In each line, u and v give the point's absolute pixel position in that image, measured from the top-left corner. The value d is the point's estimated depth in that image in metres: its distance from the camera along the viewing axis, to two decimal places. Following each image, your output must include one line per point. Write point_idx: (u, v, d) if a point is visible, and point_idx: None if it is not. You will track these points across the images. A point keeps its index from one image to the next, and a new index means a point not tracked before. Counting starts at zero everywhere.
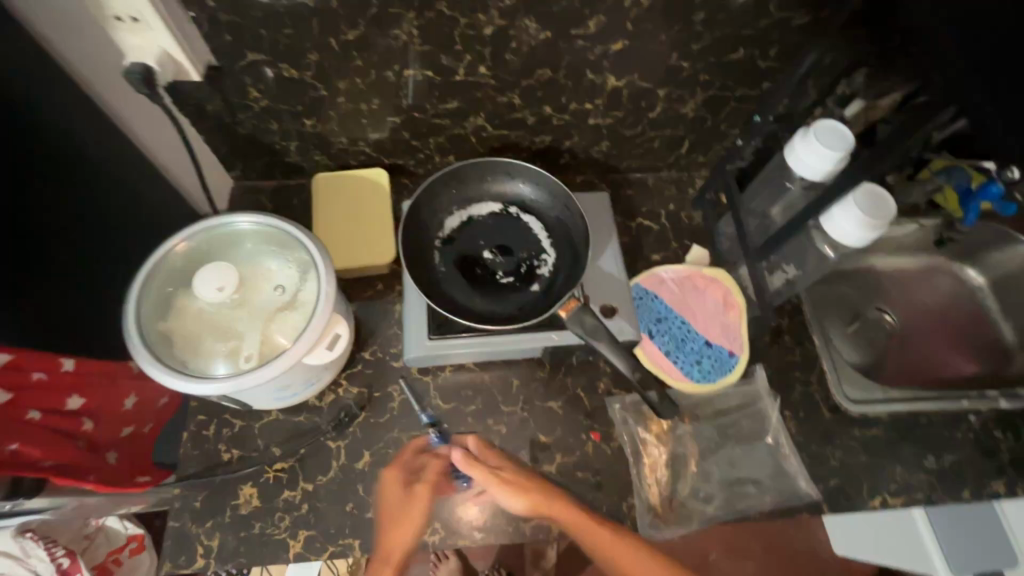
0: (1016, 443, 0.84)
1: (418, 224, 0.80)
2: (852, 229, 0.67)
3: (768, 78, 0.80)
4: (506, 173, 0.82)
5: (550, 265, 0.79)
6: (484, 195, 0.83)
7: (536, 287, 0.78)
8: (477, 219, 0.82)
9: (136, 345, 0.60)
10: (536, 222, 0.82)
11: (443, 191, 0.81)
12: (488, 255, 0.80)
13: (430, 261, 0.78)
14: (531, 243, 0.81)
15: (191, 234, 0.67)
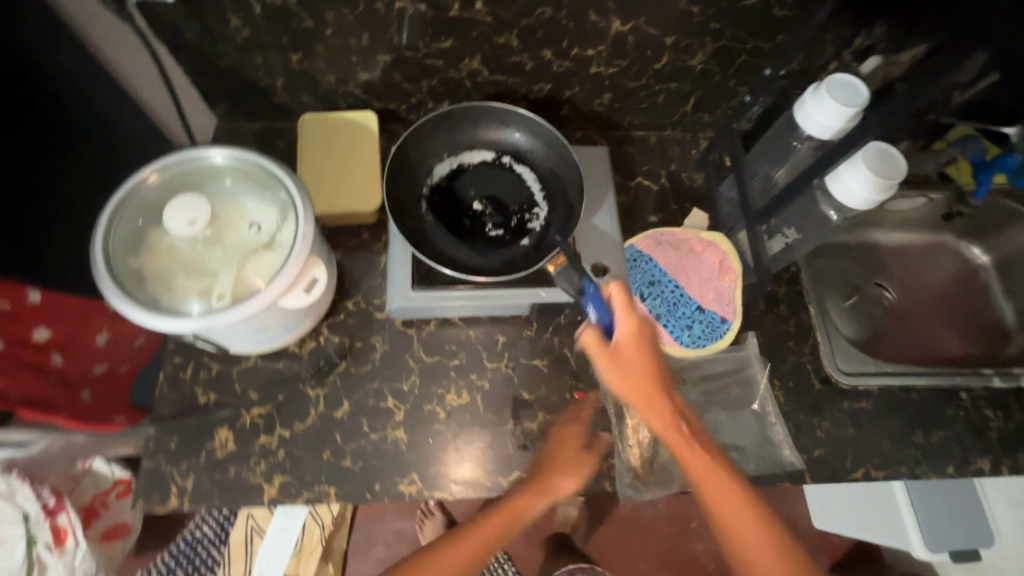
0: (1007, 422, 0.82)
1: (409, 171, 0.77)
2: (858, 190, 0.63)
3: (783, 30, 0.75)
4: (501, 120, 0.78)
5: (542, 219, 0.76)
6: (477, 143, 0.79)
7: (526, 240, 0.75)
8: (468, 168, 0.78)
9: (104, 279, 0.58)
10: (530, 173, 0.78)
11: (434, 136, 0.78)
12: (478, 206, 0.77)
13: (418, 209, 0.75)
14: (524, 195, 0.78)
15: (163, 166, 0.64)
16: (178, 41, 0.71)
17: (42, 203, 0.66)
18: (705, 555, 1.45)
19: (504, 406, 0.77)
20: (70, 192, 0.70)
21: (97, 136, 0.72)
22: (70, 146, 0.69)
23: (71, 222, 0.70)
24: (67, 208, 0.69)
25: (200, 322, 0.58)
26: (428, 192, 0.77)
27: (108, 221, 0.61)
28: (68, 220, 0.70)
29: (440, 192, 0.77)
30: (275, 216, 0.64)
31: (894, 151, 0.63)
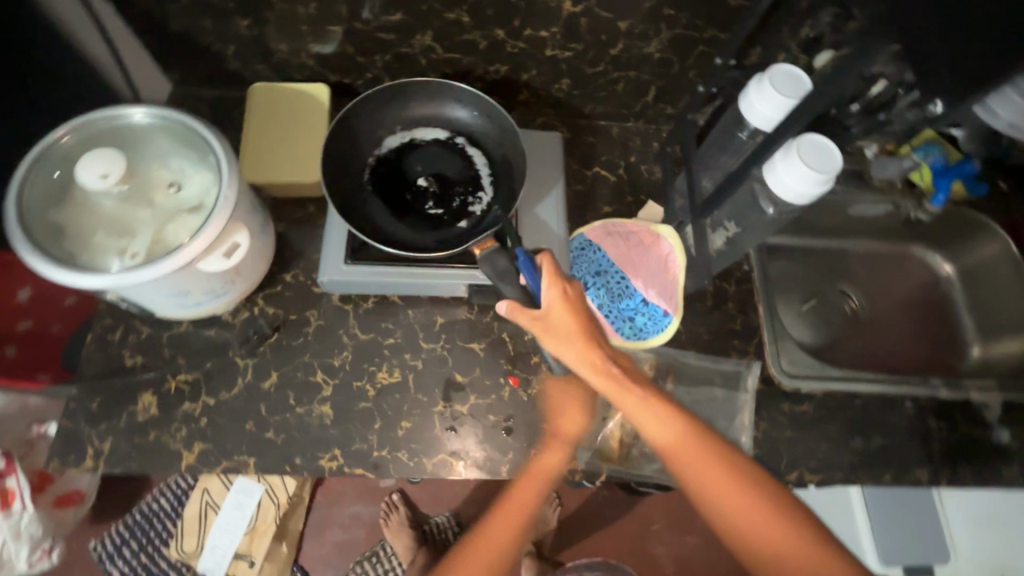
0: (950, 433, 0.81)
1: (349, 138, 0.75)
2: (793, 183, 0.61)
3: (739, 20, 0.74)
4: (457, 99, 0.77)
5: (484, 204, 0.75)
6: (433, 120, 0.78)
7: (464, 223, 0.74)
8: (420, 143, 0.77)
9: (14, 232, 0.57)
10: (481, 156, 0.77)
11: (388, 107, 0.77)
12: (423, 182, 0.76)
13: (360, 179, 0.75)
14: (470, 177, 0.76)
15: (82, 121, 0.62)
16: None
17: None
18: (663, 557, 1.44)
19: (435, 387, 0.76)
20: None
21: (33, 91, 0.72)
22: None
23: None
24: None
25: (110, 278, 0.57)
26: (374, 163, 0.76)
27: (22, 175, 0.59)
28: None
29: (387, 164, 0.76)
30: (198, 177, 0.64)
31: (830, 144, 0.62)
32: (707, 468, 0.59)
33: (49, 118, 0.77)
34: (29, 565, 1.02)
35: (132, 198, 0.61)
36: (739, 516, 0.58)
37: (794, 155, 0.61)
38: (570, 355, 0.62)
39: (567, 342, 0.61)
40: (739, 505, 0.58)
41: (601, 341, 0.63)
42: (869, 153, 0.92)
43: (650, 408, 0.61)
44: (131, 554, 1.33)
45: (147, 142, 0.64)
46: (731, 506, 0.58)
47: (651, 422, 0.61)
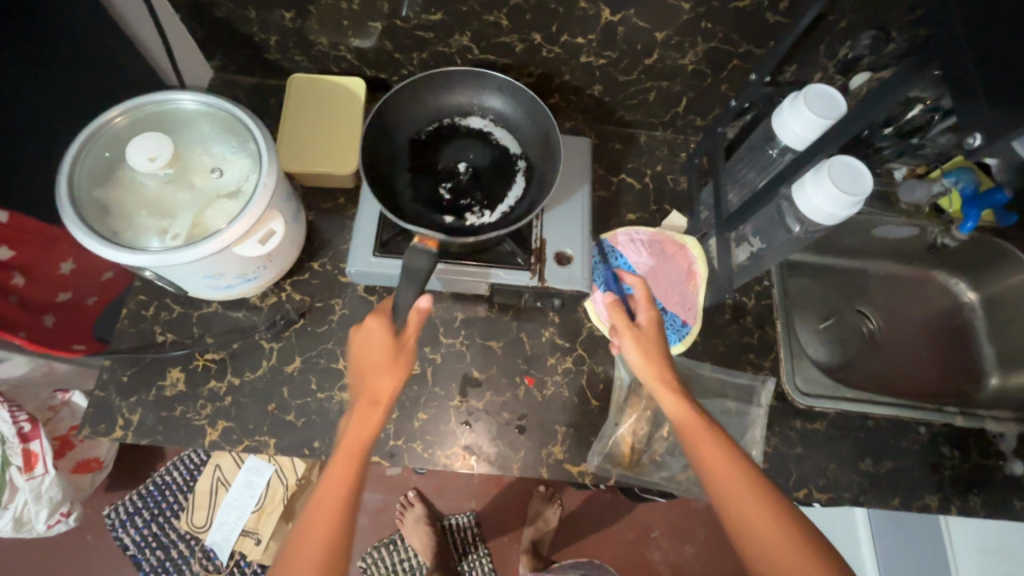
0: (963, 461, 0.81)
1: (436, 93, 0.78)
2: (823, 205, 0.61)
3: (775, 37, 0.74)
4: (546, 136, 0.78)
5: (478, 221, 0.74)
6: (520, 133, 0.79)
7: (451, 221, 0.75)
8: (492, 139, 0.79)
9: (63, 205, 0.59)
10: (519, 187, 0.77)
11: (494, 92, 0.79)
12: (462, 167, 0.78)
13: (417, 130, 0.78)
14: (499, 195, 0.76)
15: (134, 105, 0.65)
16: None
17: None
18: (661, 564, 1.44)
19: (452, 382, 0.77)
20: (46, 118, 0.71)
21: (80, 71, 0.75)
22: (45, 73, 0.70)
23: None
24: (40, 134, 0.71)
25: (152, 258, 0.59)
26: (442, 125, 0.79)
27: (75, 152, 0.62)
28: None
29: (452, 131, 0.79)
30: (239, 164, 0.65)
31: (862, 167, 0.62)
32: (755, 516, 0.54)
33: (96, 97, 0.80)
34: (47, 526, 1.05)
35: (176, 181, 0.63)
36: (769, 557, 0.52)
37: (824, 178, 0.61)
38: (650, 369, 0.63)
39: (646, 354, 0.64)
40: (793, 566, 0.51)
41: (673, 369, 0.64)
42: (898, 176, 0.92)
43: (719, 452, 0.57)
44: (142, 523, 1.36)
45: (192, 127, 0.67)
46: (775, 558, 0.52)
47: (721, 469, 0.56)
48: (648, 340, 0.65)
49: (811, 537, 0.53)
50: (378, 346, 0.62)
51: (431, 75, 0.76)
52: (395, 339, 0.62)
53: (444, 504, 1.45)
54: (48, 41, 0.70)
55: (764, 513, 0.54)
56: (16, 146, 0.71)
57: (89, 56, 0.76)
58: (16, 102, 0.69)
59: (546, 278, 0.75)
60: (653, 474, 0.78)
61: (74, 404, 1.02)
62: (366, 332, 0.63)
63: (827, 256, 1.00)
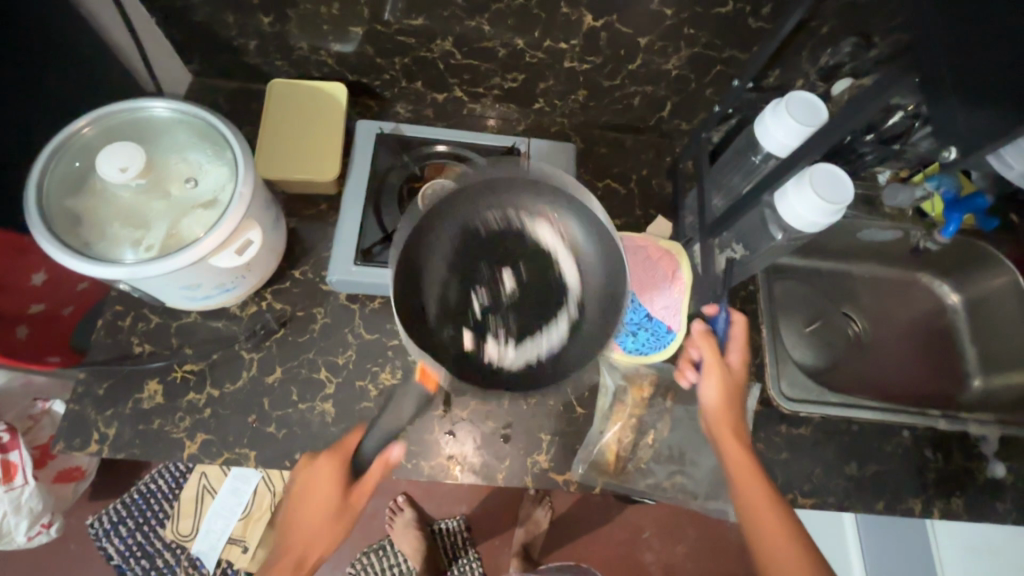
0: (946, 464, 0.81)
1: (507, 183, 0.60)
2: (805, 213, 0.61)
3: (759, 42, 0.74)
4: (613, 278, 0.58)
5: (490, 361, 0.56)
6: (587, 274, 0.59)
7: (462, 347, 0.56)
8: (552, 262, 0.59)
9: (32, 217, 0.58)
10: (556, 340, 0.57)
11: (567, 205, 0.60)
12: (506, 280, 0.58)
13: (468, 222, 0.59)
14: (533, 324, 0.57)
15: (105, 113, 0.63)
16: None
17: None
18: (651, 565, 1.44)
19: None
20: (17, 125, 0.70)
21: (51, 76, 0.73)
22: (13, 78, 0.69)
23: None
24: None
25: (124, 270, 0.58)
26: (495, 222, 0.59)
27: (45, 162, 0.60)
28: None
29: (507, 232, 0.59)
30: (215, 173, 0.64)
31: (843, 175, 0.62)
32: (766, 520, 0.62)
33: (69, 103, 0.78)
34: (27, 538, 1.04)
35: (150, 191, 0.62)
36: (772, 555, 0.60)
37: (806, 186, 0.61)
38: (711, 390, 0.70)
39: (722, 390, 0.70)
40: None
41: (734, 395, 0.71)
42: (882, 179, 0.92)
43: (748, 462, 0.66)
44: (126, 532, 1.34)
45: (167, 136, 0.65)
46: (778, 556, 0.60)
47: (746, 475, 0.65)
48: (725, 371, 0.71)
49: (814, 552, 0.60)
50: (323, 498, 0.62)
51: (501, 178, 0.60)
52: (341, 497, 0.62)
53: (435, 508, 1.44)
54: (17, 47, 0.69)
55: (775, 519, 0.62)
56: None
57: (61, 60, 0.74)
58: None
59: None
60: (639, 482, 0.78)
61: (54, 413, 0.98)
62: (317, 473, 0.63)
63: (812, 259, 1.01)
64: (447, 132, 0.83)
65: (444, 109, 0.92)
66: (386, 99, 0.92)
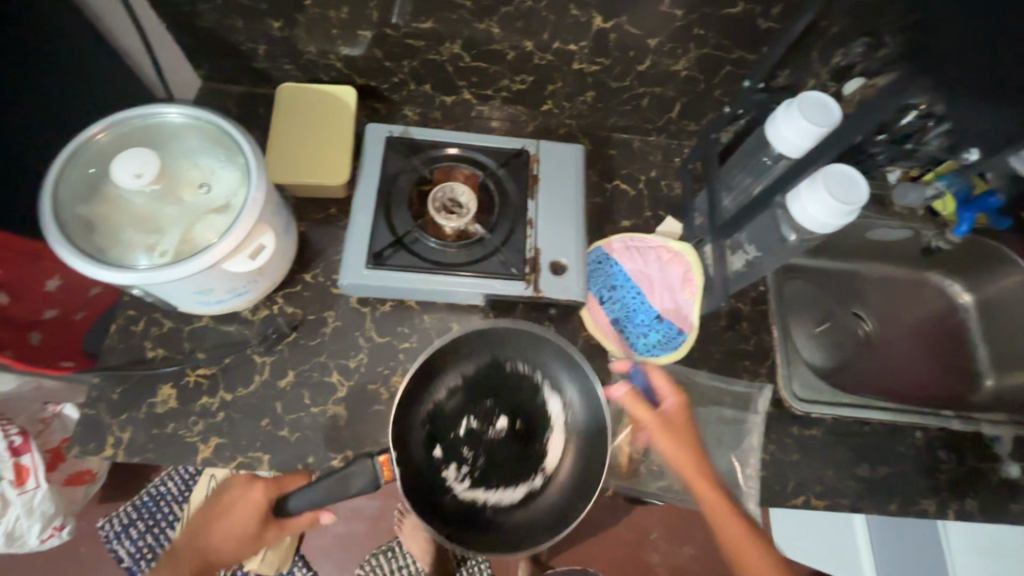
0: (959, 465, 0.81)
1: (539, 342, 0.71)
2: (817, 214, 0.61)
3: (769, 42, 0.73)
4: (572, 496, 0.67)
5: (450, 476, 0.68)
6: (572, 425, 0.70)
7: (437, 442, 0.69)
8: (546, 404, 0.71)
9: (47, 223, 0.58)
10: (500, 499, 0.68)
11: (579, 375, 0.70)
12: (501, 421, 0.70)
13: (501, 356, 0.71)
14: (496, 483, 0.69)
15: (118, 119, 0.63)
16: None
17: None
18: (659, 566, 1.44)
19: None
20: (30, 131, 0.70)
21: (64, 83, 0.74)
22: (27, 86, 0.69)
23: None
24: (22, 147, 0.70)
25: (140, 276, 0.58)
26: (518, 368, 0.71)
27: (59, 169, 0.61)
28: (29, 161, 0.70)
29: (523, 379, 0.71)
30: (228, 178, 0.64)
31: (856, 175, 0.61)
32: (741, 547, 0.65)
33: (81, 110, 0.79)
34: (39, 541, 1.04)
35: (163, 196, 0.62)
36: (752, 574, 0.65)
37: (818, 187, 0.61)
38: (665, 447, 0.69)
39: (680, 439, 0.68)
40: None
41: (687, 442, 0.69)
42: (892, 179, 0.91)
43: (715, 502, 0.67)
44: (137, 534, 1.33)
45: (179, 142, 0.65)
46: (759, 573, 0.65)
47: (716, 512, 0.66)
48: (671, 423, 0.70)
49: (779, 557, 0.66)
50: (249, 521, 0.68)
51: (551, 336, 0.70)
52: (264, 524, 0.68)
53: None
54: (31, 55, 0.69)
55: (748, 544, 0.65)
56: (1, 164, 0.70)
57: (73, 67, 0.75)
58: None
59: (541, 289, 0.75)
60: (650, 484, 0.78)
61: (65, 416, 1.00)
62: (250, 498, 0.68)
63: (822, 259, 1.00)
64: (455, 134, 0.83)
65: (452, 112, 0.92)
66: (394, 102, 0.92)
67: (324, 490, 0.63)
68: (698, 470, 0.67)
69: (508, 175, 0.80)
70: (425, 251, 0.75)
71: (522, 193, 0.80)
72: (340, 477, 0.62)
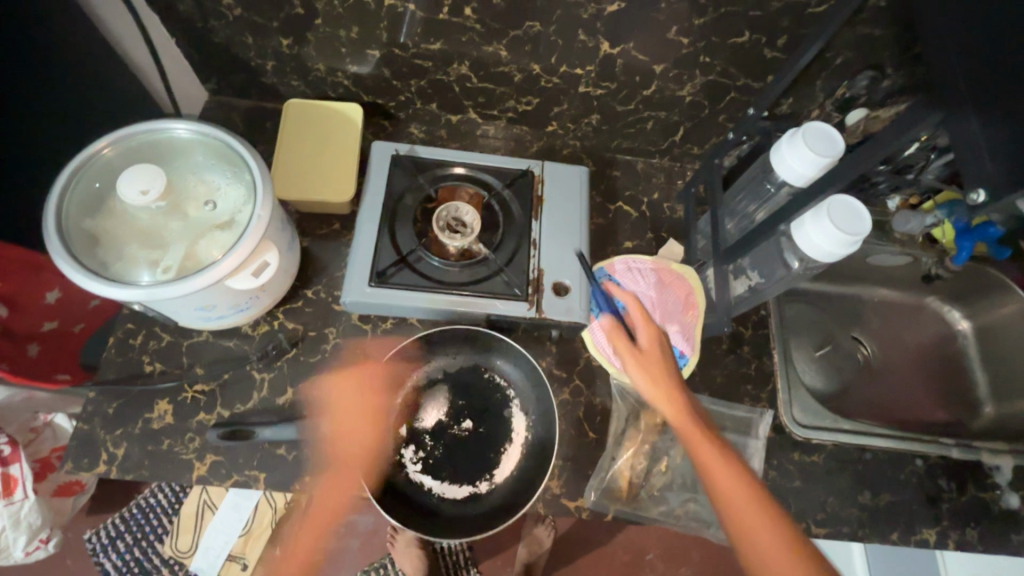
0: (960, 495, 0.80)
1: (504, 352, 0.76)
2: (822, 243, 0.62)
3: (774, 71, 0.74)
4: (508, 506, 0.70)
5: (412, 459, 0.72)
6: (531, 433, 0.74)
7: (403, 424, 0.73)
8: (508, 411, 0.75)
9: (51, 238, 0.57)
10: (452, 491, 0.71)
11: (538, 382, 0.75)
12: (465, 423, 0.74)
13: (481, 364, 0.77)
14: (452, 477, 0.72)
15: (126, 134, 0.64)
16: (170, 13, 0.73)
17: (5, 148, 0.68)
18: None
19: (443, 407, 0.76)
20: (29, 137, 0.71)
21: (70, 95, 0.75)
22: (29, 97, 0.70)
23: None
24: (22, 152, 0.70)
25: (141, 292, 0.57)
26: (495, 380, 0.76)
27: (65, 182, 0.60)
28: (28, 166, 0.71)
29: (497, 392, 0.76)
30: (233, 194, 0.64)
31: (859, 206, 0.62)
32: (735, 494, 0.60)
33: (86, 121, 0.79)
34: (24, 553, 0.99)
35: (168, 212, 0.62)
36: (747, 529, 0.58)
37: (822, 216, 0.61)
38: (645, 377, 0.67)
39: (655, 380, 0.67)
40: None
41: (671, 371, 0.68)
42: (892, 207, 0.90)
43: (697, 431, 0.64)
44: (124, 548, 1.28)
45: (186, 157, 0.65)
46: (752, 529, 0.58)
47: (698, 441, 0.63)
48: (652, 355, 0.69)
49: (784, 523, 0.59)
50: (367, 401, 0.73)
51: (528, 356, 0.75)
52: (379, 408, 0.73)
53: None
54: (43, 68, 0.70)
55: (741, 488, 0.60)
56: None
57: (80, 79, 0.75)
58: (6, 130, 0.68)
59: (543, 310, 0.75)
60: (652, 509, 0.77)
61: (56, 426, 0.97)
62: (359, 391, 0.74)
63: (822, 283, 1.01)
64: (460, 154, 0.83)
65: (457, 130, 0.93)
66: (400, 120, 0.92)
67: (294, 428, 0.70)
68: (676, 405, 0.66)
69: (512, 195, 0.81)
70: (429, 270, 0.75)
71: (527, 213, 0.80)
72: (311, 421, 0.71)
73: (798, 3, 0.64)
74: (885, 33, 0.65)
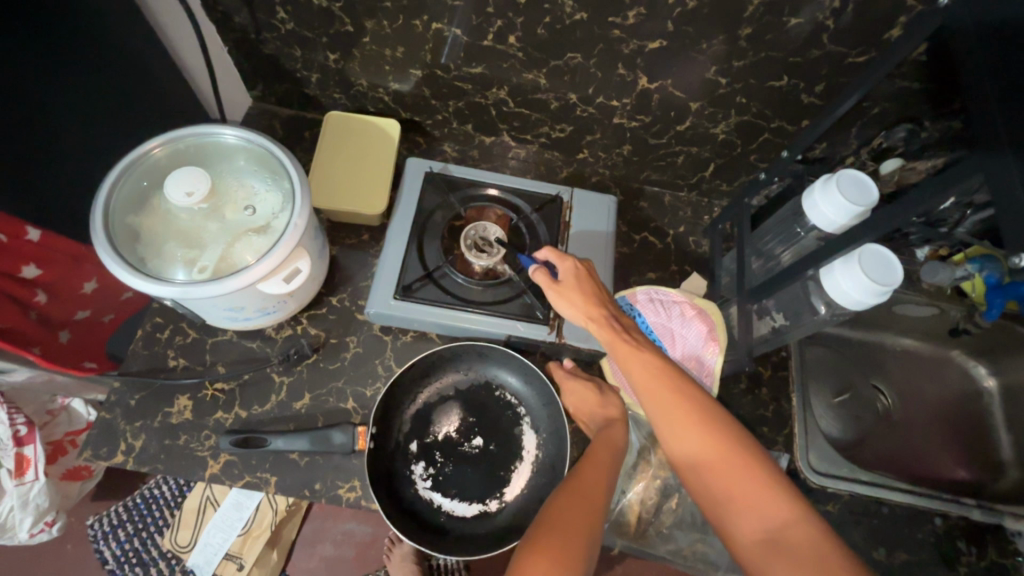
0: (980, 560, 0.78)
1: (515, 369, 0.76)
2: (849, 289, 0.62)
3: (809, 116, 0.75)
4: (515, 529, 0.70)
5: (423, 475, 0.72)
6: (541, 453, 0.74)
7: (413, 440, 0.73)
8: (519, 428, 0.75)
9: (97, 232, 0.59)
10: (461, 506, 0.71)
11: (548, 400, 0.75)
12: (475, 440, 0.74)
13: (493, 381, 0.77)
14: (461, 494, 0.72)
15: (175, 136, 0.66)
16: (226, 22, 0.76)
17: (60, 138, 0.71)
18: None
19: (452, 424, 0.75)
20: (81, 130, 0.74)
21: (123, 93, 0.78)
22: (87, 93, 0.73)
23: (77, 155, 0.75)
24: (73, 144, 0.74)
25: (176, 289, 0.58)
26: (506, 398, 0.76)
27: (115, 179, 0.63)
28: (77, 155, 0.75)
29: (507, 409, 0.76)
30: (272, 201, 0.66)
31: (890, 256, 0.61)
32: (671, 402, 0.58)
33: (138, 118, 0.82)
34: (28, 535, 1.00)
35: (208, 214, 0.64)
36: (683, 437, 0.57)
37: (853, 261, 0.61)
38: (575, 307, 0.67)
39: (578, 306, 0.67)
40: (730, 479, 0.54)
41: (601, 300, 0.67)
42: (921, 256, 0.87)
43: (628, 348, 0.63)
44: (124, 537, 1.28)
45: (230, 163, 0.68)
46: (689, 440, 0.56)
47: (628, 357, 0.62)
48: (582, 284, 0.68)
49: (725, 425, 0.57)
50: (588, 400, 0.76)
51: (540, 376, 0.75)
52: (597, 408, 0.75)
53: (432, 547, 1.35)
54: (102, 67, 0.73)
55: (677, 398, 0.58)
56: (63, 168, 0.73)
57: (134, 78, 0.79)
58: (64, 125, 0.72)
59: (564, 335, 0.75)
60: (658, 545, 0.78)
61: (72, 410, 1.00)
62: (579, 392, 0.76)
63: (846, 328, 0.99)
64: (493, 175, 0.85)
65: (489, 151, 0.95)
66: (435, 137, 0.94)
67: (306, 440, 0.70)
68: (609, 329, 0.65)
69: (541, 219, 0.82)
70: (452, 287, 0.76)
71: (553, 238, 0.80)
72: (323, 432, 0.71)
73: (838, 52, 0.64)
74: (924, 87, 0.65)
